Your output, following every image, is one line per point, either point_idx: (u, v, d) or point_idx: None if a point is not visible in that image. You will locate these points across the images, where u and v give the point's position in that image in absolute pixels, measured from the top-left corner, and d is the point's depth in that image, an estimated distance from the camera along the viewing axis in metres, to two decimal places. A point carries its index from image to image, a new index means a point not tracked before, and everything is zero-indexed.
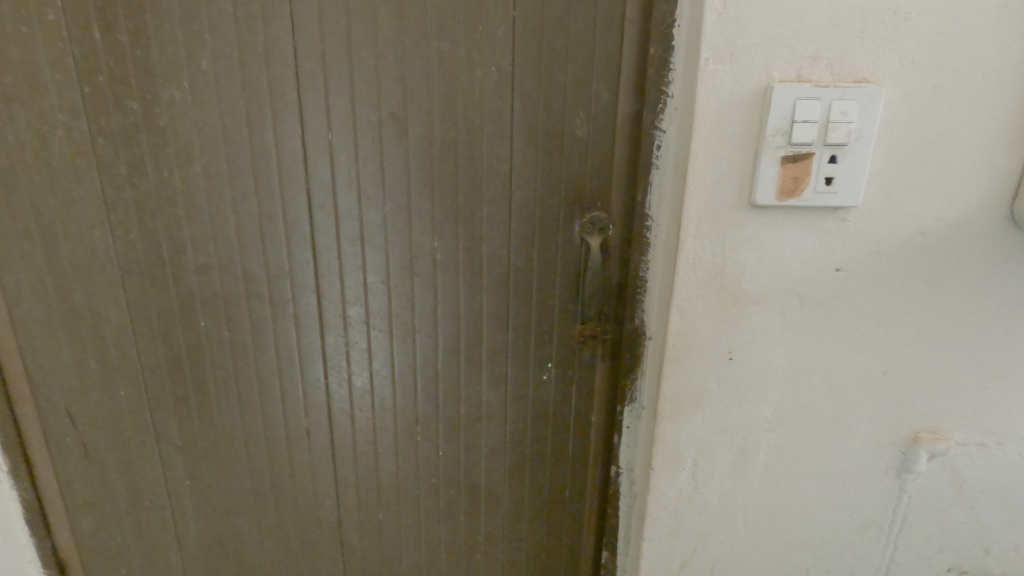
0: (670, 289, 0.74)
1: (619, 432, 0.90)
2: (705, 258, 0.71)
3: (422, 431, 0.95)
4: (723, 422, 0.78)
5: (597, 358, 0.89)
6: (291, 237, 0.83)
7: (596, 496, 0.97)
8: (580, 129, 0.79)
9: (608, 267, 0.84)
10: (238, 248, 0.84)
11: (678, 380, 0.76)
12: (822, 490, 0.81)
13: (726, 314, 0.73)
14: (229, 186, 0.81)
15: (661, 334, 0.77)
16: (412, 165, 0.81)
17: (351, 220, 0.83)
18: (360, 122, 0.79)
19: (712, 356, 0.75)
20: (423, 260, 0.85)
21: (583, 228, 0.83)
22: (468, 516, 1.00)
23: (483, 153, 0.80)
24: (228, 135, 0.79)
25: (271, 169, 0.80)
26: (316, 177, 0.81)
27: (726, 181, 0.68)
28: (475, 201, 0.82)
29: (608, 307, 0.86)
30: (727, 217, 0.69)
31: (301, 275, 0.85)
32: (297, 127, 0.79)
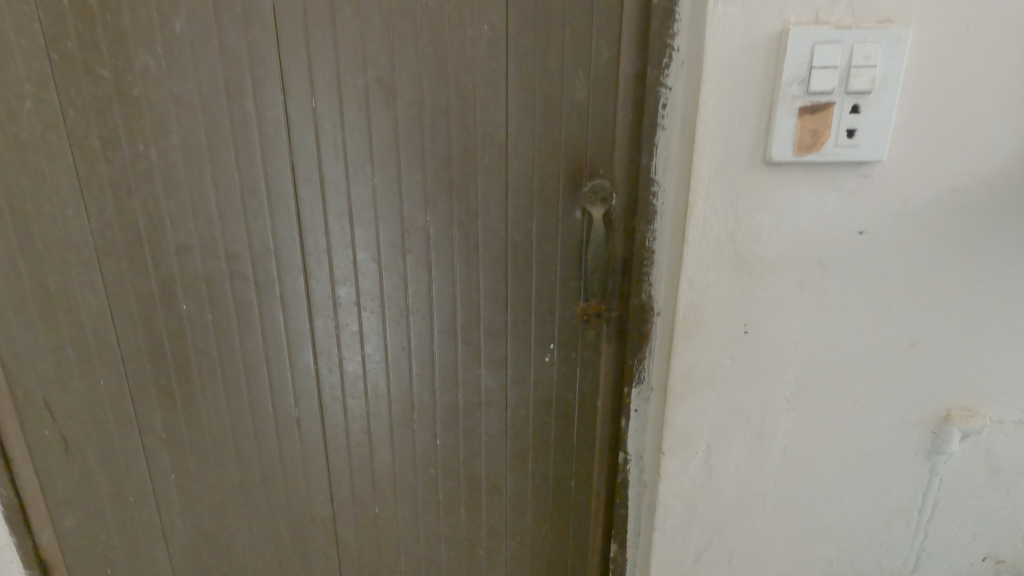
0: (678, 258, 0.68)
1: (626, 417, 0.84)
2: (717, 222, 0.65)
3: (418, 419, 0.90)
4: (738, 402, 0.73)
5: (602, 338, 0.83)
6: (275, 213, 0.79)
7: (604, 486, 0.92)
8: (579, 90, 0.74)
9: (612, 239, 0.79)
10: (221, 225, 0.79)
11: (689, 357, 0.71)
12: (846, 474, 0.75)
13: (740, 284, 0.67)
14: (209, 159, 0.76)
15: (670, 309, 0.71)
16: (402, 133, 0.76)
17: (337, 193, 0.78)
18: (346, 88, 0.74)
19: (725, 330, 0.69)
20: (416, 235, 0.80)
21: (586, 198, 0.78)
22: (469, 509, 0.95)
23: (478, 119, 0.76)
24: (206, 103, 0.74)
25: (253, 139, 0.75)
26: (301, 148, 0.76)
27: (738, 137, 0.62)
28: (469, 172, 0.78)
29: (613, 283, 0.80)
30: (740, 177, 0.63)
31: (287, 253, 0.81)
32: (279, 94, 0.74)
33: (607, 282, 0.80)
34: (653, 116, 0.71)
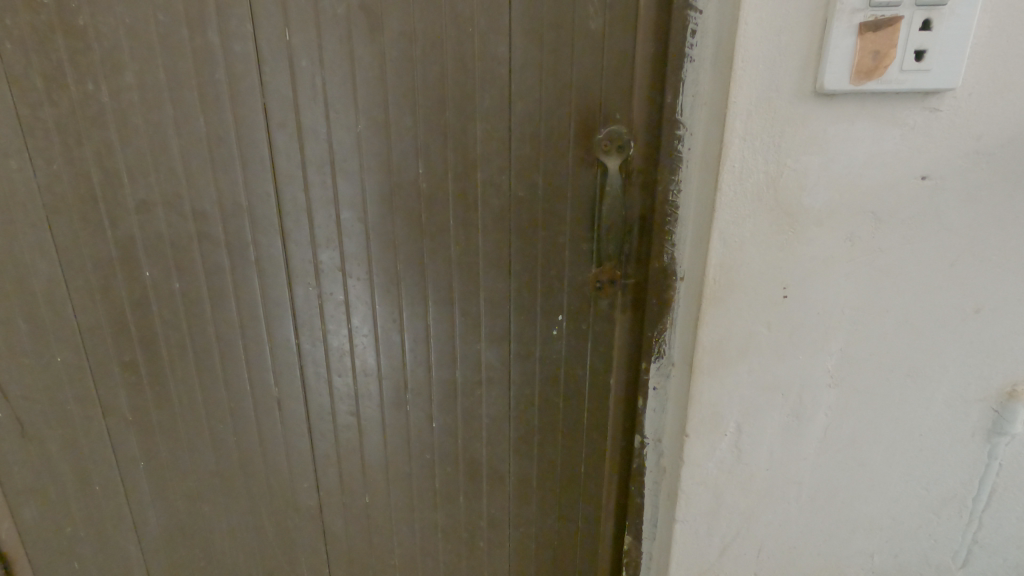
0: (709, 210, 0.59)
1: (644, 396, 0.76)
2: (755, 166, 0.56)
3: (412, 400, 0.81)
4: (774, 377, 0.64)
5: (617, 307, 0.75)
6: (247, 165, 0.69)
7: (618, 470, 0.84)
8: (592, 22, 0.65)
9: (630, 194, 0.70)
10: (186, 179, 0.70)
11: (720, 325, 0.62)
12: (893, 457, 0.67)
13: (781, 239, 0.58)
14: (170, 102, 0.67)
15: (698, 270, 0.62)
16: (390, 72, 0.67)
17: (317, 142, 0.69)
18: (324, 17, 0.64)
19: (762, 293, 0.60)
20: (407, 191, 0.71)
21: (600, 147, 0.69)
22: (468, 498, 0.87)
23: (476, 56, 0.66)
24: (163, 35, 0.64)
25: (220, 78, 0.66)
26: (275, 88, 0.67)
27: (784, 62, 0.52)
28: (466, 117, 0.69)
29: (630, 244, 0.72)
30: (785, 111, 0.54)
31: (261, 212, 0.71)
32: (247, 24, 0.64)
33: (622, 243, 0.72)
34: (678, 48, 0.62)
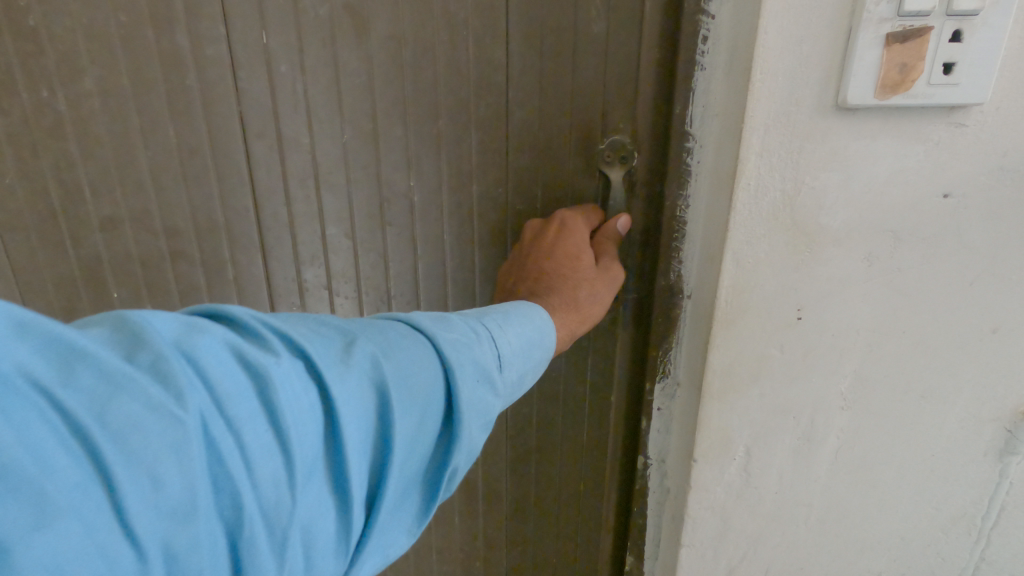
0: (721, 229, 0.56)
1: (648, 416, 0.73)
2: (772, 183, 0.52)
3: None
4: (785, 399, 0.62)
5: (619, 323, 0.71)
6: (223, 179, 0.64)
7: (618, 486, 0.82)
8: (594, 25, 0.61)
9: (632, 207, 0.68)
10: (157, 194, 0.64)
11: (731, 349, 0.59)
12: (905, 478, 0.65)
13: (797, 260, 0.55)
14: (136, 110, 0.61)
15: (708, 292, 0.59)
16: (378, 76, 0.62)
17: (300, 153, 0.64)
18: (306, 18, 0.59)
19: (776, 315, 0.57)
20: (398, 204, 0.67)
21: (601, 158, 0.66)
22: (464, 519, 0.83)
23: (470, 60, 0.62)
24: (126, 39, 0.58)
25: (192, 85, 0.60)
26: (254, 95, 0.61)
27: (805, 74, 0.48)
28: (460, 124, 0.65)
29: (632, 258, 0.69)
30: (805, 126, 0.50)
31: (239, 228, 0.66)
32: (219, 27, 0.58)
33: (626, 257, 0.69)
34: (686, 55, 0.58)
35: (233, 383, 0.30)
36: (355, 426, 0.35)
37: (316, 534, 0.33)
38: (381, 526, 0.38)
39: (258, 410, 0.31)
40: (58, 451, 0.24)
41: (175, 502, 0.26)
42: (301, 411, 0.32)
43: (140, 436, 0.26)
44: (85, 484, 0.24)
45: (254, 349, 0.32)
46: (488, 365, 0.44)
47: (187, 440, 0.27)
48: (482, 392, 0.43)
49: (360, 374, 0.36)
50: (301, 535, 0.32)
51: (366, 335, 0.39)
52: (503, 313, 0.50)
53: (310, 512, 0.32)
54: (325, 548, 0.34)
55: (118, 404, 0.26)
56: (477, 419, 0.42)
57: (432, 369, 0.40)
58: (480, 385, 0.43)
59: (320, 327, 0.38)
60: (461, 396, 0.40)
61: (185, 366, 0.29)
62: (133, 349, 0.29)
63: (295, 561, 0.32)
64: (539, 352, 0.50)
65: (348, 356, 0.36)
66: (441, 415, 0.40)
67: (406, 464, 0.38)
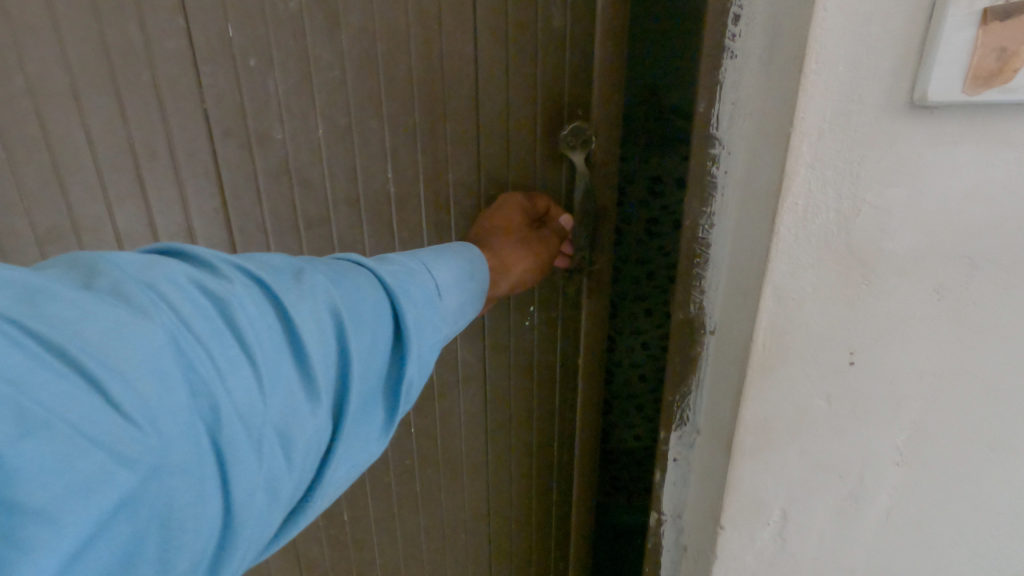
0: (758, 257, 0.45)
1: (662, 467, 0.63)
2: (825, 202, 0.42)
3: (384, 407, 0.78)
4: (829, 456, 0.52)
5: (585, 296, 0.73)
6: (186, 179, 0.60)
7: (589, 458, 0.84)
8: (554, 18, 0.61)
9: (598, 188, 0.66)
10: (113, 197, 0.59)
11: (768, 401, 0.48)
12: (964, 539, 0.54)
13: (850, 294, 0.45)
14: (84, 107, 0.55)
15: (739, 333, 0.48)
16: (349, 69, 0.59)
17: (269, 150, 0.61)
18: (273, 8, 0.56)
19: (823, 361, 0.47)
20: (375, 196, 0.65)
21: (565, 141, 0.65)
22: (449, 494, 0.88)
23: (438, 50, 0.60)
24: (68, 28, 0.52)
25: (149, 79, 0.56)
26: (218, 89, 0.58)
27: (871, 62, 0.38)
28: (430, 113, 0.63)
29: (599, 237, 0.68)
30: (869, 129, 0.40)
31: (208, 231, 0.63)
32: (176, 19, 0.54)
33: (593, 236, 0.67)
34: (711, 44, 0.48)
35: (196, 307, 0.31)
36: (316, 338, 0.36)
37: (294, 439, 0.34)
38: (355, 438, 0.39)
39: (221, 328, 0.32)
40: (36, 368, 0.25)
41: (156, 406, 0.27)
42: (259, 329, 0.33)
43: (115, 348, 0.27)
44: (71, 394, 0.25)
45: (209, 277, 0.33)
46: (431, 291, 0.46)
47: (155, 351, 0.28)
48: (429, 315, 0.44)
49: (315, 296, 0.37)
50: (278, 438, 0.33)
51: (312, 266, 0.40)
52: (437, 250, 0.51)
53: (285, 416, 0.33)
54: (305, 452, 0.35)
55: (86, 323, 0.27)
56: (426, 337, 0.44)
57: (380, 293, 0.41)
58: (427, 310, 0.44)
59: (267, 260, 0.38)
60: (410, 316, 0.42)
61: (145, 291, 0.30)
62: (89, 281, 0.30)
63: (277, 461, 0.33)
64: (478, 284, 0.52)
65: (301, 280, 0.37)
66: (397, 334, 0.41)
67: (367, 384, 0.39)
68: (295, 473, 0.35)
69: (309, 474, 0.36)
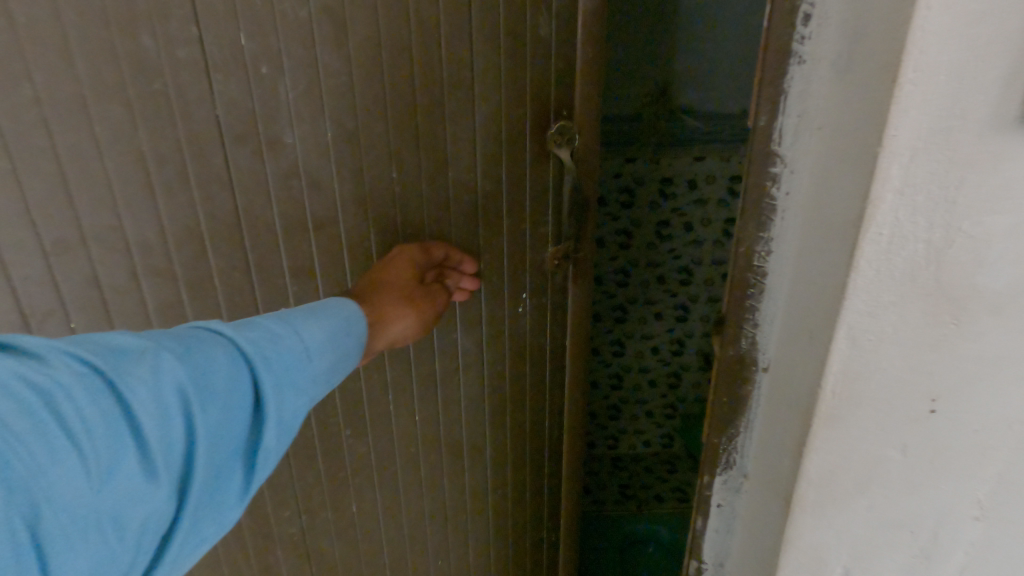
0: (829, 293, 0.39)
1: (703, 515, 0.58)
2: (915, 232, 0.36)
3: (389, 414, 0.78)
4: (899, 513, 0.45)
5: (571, 281, 0.74)
6: (204, 186, 0.62)
7: (575, 442, 0.87)
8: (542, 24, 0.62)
9: (583, 181, 0.69)
10: (133, 205, 0.61)
11: (834, 453, 0.43)
12: None
13: (936, 335, 0.39)
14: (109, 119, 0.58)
15: (804, 377, 0.43)
16: (356, 74, 0.60)
17: (281, 157, 0.62)
18: (284, 17, 0.57)
19: (900, 409, 0.41)
20: (379, 198, 0.66)
21: (551, 141, 0.66)
22: (454, 505, 0.87)
23: (445, 57, 0.61)
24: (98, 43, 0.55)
25: (167, 88, 0.58)
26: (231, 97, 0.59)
27: (976, 70, 0.32)
28: (436, 118, 0.63)
29: (583, 225, 0.71)
30: (970, 148, 0.34)
31: (225, 237, 0.64)
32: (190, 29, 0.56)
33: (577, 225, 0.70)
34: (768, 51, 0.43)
35: (18, 404, 0.33)
36: (154, 423, 0.37)
37: (130, 521, 0.36)
38: (206, 508, 0.41)
39: (45, 425, 0.33)
40: None
41: None
42: (86, 420, 0.35)
43: None
44: None
45: (39, 370, 0.35)
46: (296, 356, 0.45)
47: None
48: (291, 379, 0.45)
49: (156, 378, 0.38)
50: (110, 522, 0.35)
51: (161, 341, 0.40)
52: (316, 307, 0.50)
53: (116, 503, 0.35)
54: (143, 530, 0.37)
55: None
56: (287, 403, 0.44)
57: (233, 365, 0.42)
58: (290, 372, 0.45)
59: (115, 339, 0.39)
60: (264, 386, 0.43)
61: None
62: None
63: (109, 544, 0.35)
64: (357, 339, 0.52)
65: (143, 361, 0.38)
66: (250, 405, 0.42)
67: (222, 457, 0.41)
68: (136, 548, 0.37)
69: (150, 551, 0.38)
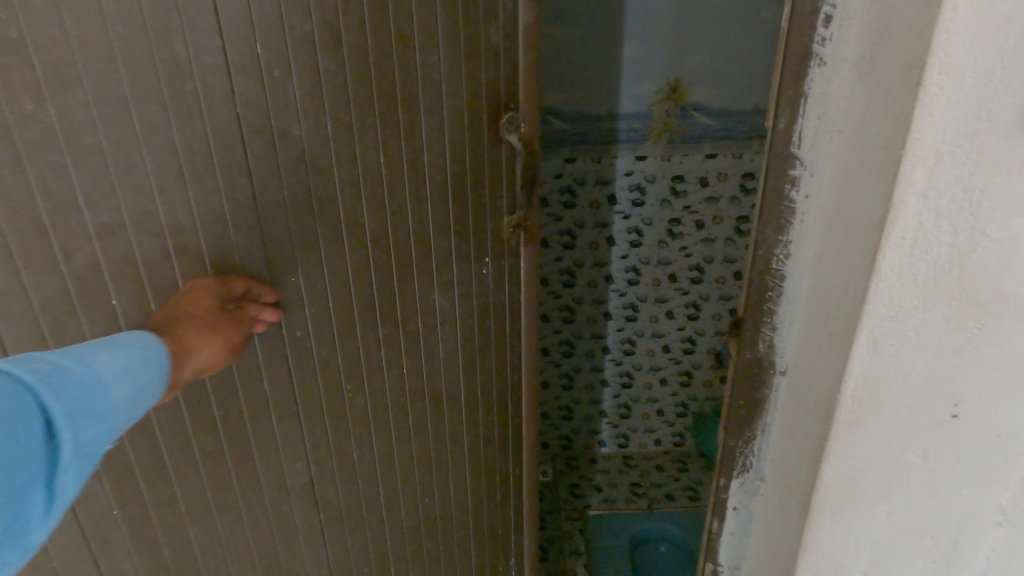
0: (850, 297, 0.39)
1: (720, 517, 0.58)
2: (938, 236, 0.36)
3: (405, 432, 0.73)
4: (919, 517, 0.45)
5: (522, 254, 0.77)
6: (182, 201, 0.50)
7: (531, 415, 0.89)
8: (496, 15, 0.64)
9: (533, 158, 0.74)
10: (138, 218, 0.49)
11: (853, 458, 0.43)
12: None
13: (960, 339, 0.39)
14: (110, 117, 0.46)
15: (824, 382, 0.42)
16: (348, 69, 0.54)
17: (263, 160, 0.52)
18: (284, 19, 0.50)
19: (922, 414, 0.41)
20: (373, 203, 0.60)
21: (503, 126, 0.69)
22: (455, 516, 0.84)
23: (419, 58, 0.59)
24: (108, 21, 0.43)
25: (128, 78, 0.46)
26: (247, 93, 0.50)
27: (1003, 73, 0.32)
28: (421, 121, 0.61)
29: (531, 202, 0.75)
30: (996, 150, 0.34)
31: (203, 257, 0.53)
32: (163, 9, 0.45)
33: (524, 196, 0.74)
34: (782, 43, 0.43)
35: None
36: None
37: None
38: None
39: None
40: None
41: None
42: None
43: None
44: None
45: None
46: (88, 380, 0.37)
47: None
48: (86, 405, 0.36)
49: None
50: None
51: None
52: (99, 340, 0.41)
53: None
54: None
55: None
56: (85, 432, 0.36)
57: (16, 386, 0.33)
58: (88, 400, 0.36)
59: None
60: (58, 409, 0.34)
61: None
62: None
63: None
64: (156, 367, 0.43)
65: None
66: (39, 432, 0.33)
67: (8, 486, 0.31)
68: None
69: None
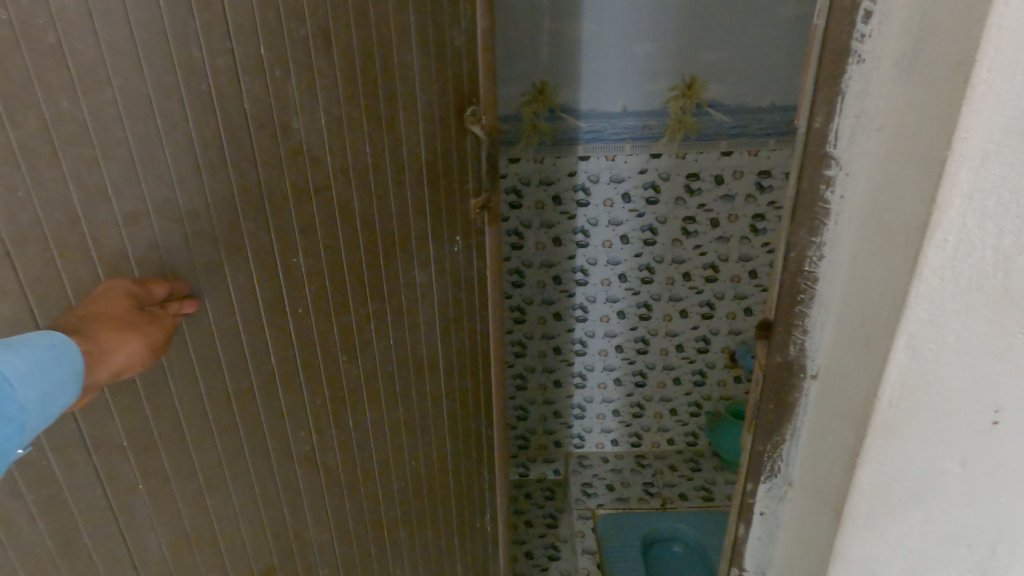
0: (889, 299, 0.38)
1: (746, 522, 0.57)
2: (981, 238, 0.35)
3: (391, 415, 0.76)
4: (956, 525, 0.44)
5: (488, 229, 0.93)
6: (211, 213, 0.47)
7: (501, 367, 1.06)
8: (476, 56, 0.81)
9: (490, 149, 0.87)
10: (160, 207, 0.44)
11: (889, 464, 0.42)
12: None
13: (1002, 344, 0.38)
14: (134, 108, 0.41)
15: (859, 387, 0.42)
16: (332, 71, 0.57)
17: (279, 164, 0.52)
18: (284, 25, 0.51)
19: (962, 420, 0.40)
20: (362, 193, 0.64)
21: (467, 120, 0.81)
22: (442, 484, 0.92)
23: (400, 67, 0.66)
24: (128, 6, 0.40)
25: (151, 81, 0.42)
26: (252, 84, 0.49)
27: None
28: (399, 118, 0.67)
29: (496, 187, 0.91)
30: None
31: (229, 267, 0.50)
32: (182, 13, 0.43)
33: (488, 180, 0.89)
34: (816, 39, 0.44)
35: None
36: None
37: None
38: None
39: None
40: None
41: None
42: None
43: None
44: None
45: None
46: None
47: None
48: None
49: None
50: None
51: None
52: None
53: None
54: None
55: None
56: None
57: None
58: None
59: None
60: None
61: None
62: None
63: None
64: (70, 363, 0.36)
65: None
66: None
67: None
68: None
69: None
